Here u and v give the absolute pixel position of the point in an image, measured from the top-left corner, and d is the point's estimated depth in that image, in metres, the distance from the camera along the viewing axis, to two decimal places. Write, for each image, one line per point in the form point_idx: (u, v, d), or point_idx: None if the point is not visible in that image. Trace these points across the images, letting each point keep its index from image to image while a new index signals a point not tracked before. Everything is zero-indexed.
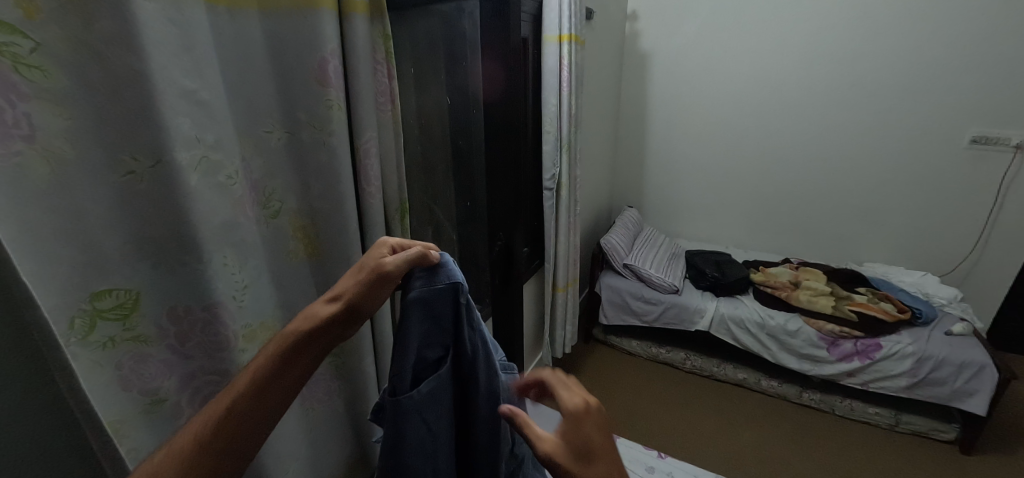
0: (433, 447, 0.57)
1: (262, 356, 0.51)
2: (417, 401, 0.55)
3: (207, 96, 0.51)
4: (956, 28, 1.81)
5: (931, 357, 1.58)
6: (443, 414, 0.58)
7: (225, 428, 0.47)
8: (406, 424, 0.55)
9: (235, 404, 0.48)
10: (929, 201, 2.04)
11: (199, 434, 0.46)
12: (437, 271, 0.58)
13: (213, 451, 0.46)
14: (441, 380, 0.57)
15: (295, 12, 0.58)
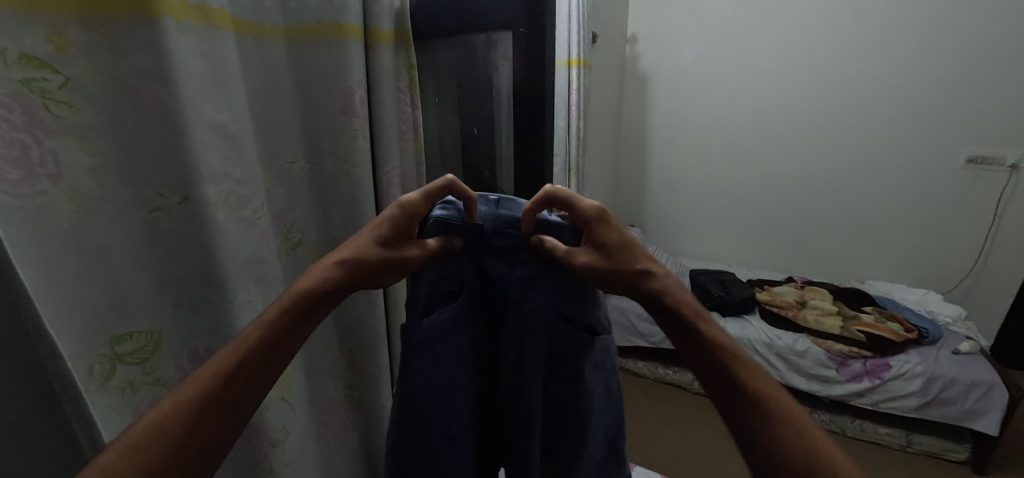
0: (442, 392, 0.48)
1: (281, 298, 0.44)
2: (432, 332, 0.47)
3: (236, 129, 0.49)
4: (946, 53, 1.88)
5: (941, 376, 1.57)
6: (460, 354, 0.50)
7: (234, 378, 0.40)
8: (418, 358, 0.47)
9: (249, 352, 0.41)
10: (928, 219, 2.06)
11: (207, 384, 0.39)
12: (455, 248, 0.48)
13: (224, 404, 0.39)
14: (458, 313, 0.49)
15: (322, 42, 0.58)
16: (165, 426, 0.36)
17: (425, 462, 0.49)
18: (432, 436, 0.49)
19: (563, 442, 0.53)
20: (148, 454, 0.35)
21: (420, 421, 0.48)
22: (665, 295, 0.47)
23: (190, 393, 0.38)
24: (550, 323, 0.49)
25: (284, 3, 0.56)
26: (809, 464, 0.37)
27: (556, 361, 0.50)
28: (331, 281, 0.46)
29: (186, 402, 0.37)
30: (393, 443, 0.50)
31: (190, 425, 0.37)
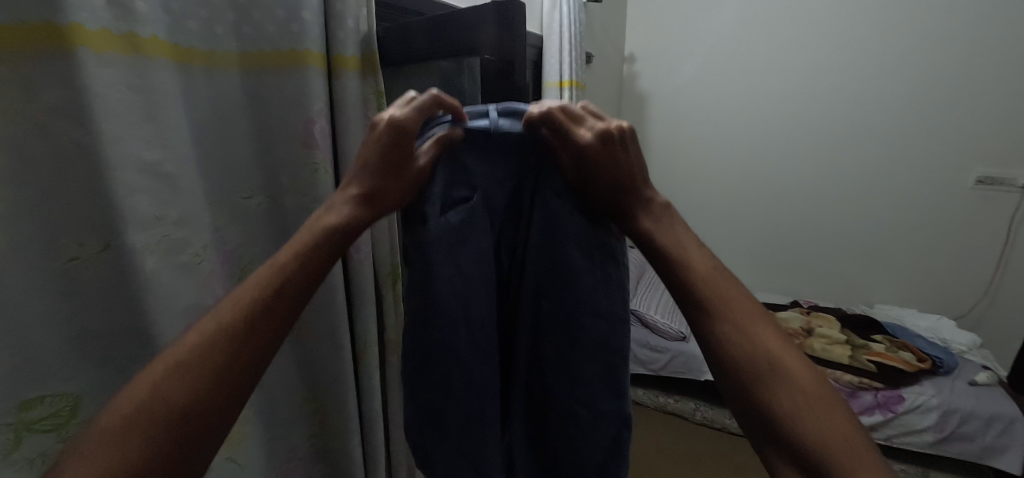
0: (462, 307, 0.43)
1: (313, 227, 0.37)
2: (444, 232, 0.41)
3: (171, 167, 0.45)
4: (948, 72, 1.84)
5: (958, 410, 1.49)
6: (480, 258, 0.44)
7: (261, 328, 0.32)
8: (431, 259, 0.40)
9: (282, 293, 0.34)
10: (937, 241, 1.99)
11: (232, 325, 0.31)
12: (455, 140, 0.43)
13: (248, 355, 0.31)
14: (473, 216, 0.43)
15: (280, 71, 0.53)
16: (179, 387, 0.29)
17: (448, 375, 0.44)
18: (455, 345, 0.43)
19: (576, 372, 0.45)
20: (165, 424, 0.28)
21: (438, 330, 0.42)
22: (640, 222, 0.39)
23: (207, 344, 0.30)
24: (555, 232, 0.43)
25: (239, 28, 0.52)
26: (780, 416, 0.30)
27: (564, 276, 0.43)
28: (349, 210, 0.38)
29: (206, 357, 0.30)
30: (411, 351, 0.44)
31: (221, 384, 0.30)
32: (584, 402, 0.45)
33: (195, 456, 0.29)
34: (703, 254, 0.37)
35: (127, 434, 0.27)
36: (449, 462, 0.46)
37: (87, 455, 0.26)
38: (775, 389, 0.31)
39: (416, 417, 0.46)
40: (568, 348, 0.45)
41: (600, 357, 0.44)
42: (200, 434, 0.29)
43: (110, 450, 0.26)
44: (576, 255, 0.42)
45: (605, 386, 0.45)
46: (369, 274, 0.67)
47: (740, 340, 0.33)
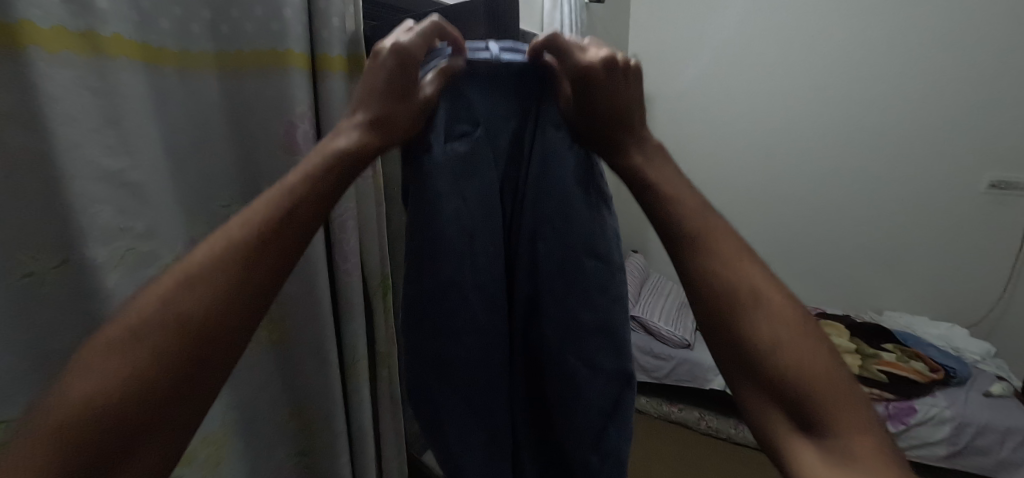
0: (468, 242, 0.40)
1: (324, 150, 0.35)
2: (446, 160, 0.40)
3: (137, 175, 0.42)
4: (960, 74, 1.79)
5: (973, 422, 1.44)
6: (486, 195, 0.42)
7: (266, 248, 0.30)
8: (436, 186, 0.39)
9: (290, 213, 0.32)
10: (949, 248, 1.94)
11: (241, 239, 0.30)
12: (456, 72, 0.42)
13: (262, 272, 0.30)
14: (477, 147, 0.42)
15: (260, 71, 0.50)
16: (182, 303, 0.27)
17: (451, 318, 0.41)
18: (460, 281, 0.40)
19: (582, 319, 0.42)
20: (168, 341, 0.26)
21: (439, 262, 0.39)
22: (630, 157, 0.39)
23: (212, 262, 0.28)
24: (552, 168, 0.41)
25: (216, 28, 0.49)
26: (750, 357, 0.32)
27: (564, 214, 0.41)
28: (359, 134, 0.36)
29: (211, 274, 0.28)
30: (415, 289, 0.41)
31: (227, 303, 0.28)
32: (584, 355, 0.42)
33: (203, 380, 0.27)
34: (693, 197, 0.38)
35: (130, 347, 0.25)
36: (455, 418, 0.42)
37: (83, 368, 0.24)
38: (758, 326, 0.32)
39: (420, 368, 0.43)
40: (566, 293, 0.41)
41: (598, 300, 0.42)
42: (205, 356, 0.27)
43: (109, 363, 0.25)
44: (575, 190, 0.41)
45: (602, 337, 0.42)
46: (357, 286, 0.64)
47: (726, 275, 0.34)
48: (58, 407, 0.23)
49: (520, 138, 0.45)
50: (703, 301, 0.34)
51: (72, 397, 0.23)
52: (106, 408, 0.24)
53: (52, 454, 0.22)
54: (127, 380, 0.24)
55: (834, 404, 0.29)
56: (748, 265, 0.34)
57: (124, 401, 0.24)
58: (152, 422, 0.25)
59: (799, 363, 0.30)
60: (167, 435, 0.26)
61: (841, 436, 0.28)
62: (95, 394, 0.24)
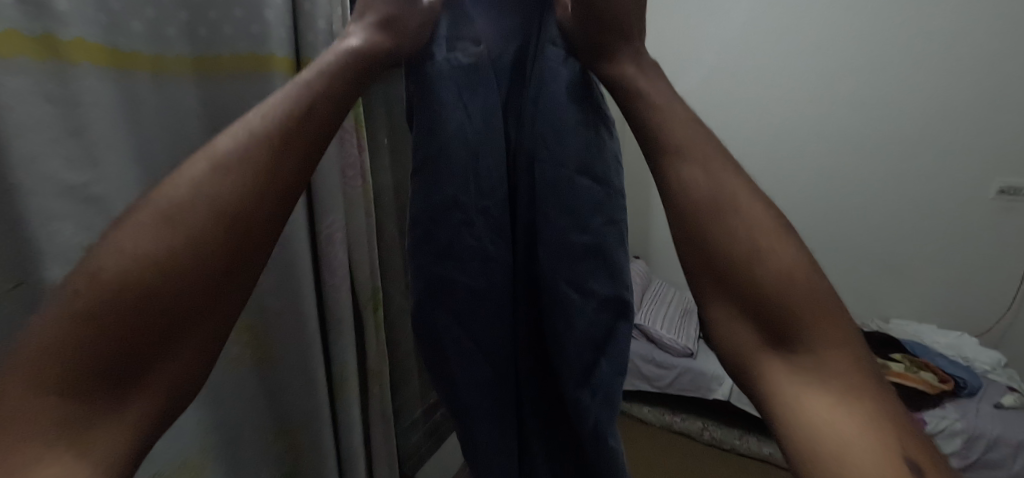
0: (466, 153, 0.37)
1: (338, 58, 0.33)
2: (442, 68, 0.37)
3: (102, 189, 0.39)
4: (968, 79, 1.77)
5: (984, 435, 1.40)
6: (487, 106, 0.38)
7: (296, 152, 0.28)
8: (435, 92, 0.36)
9: (317, 118, 0.30)
10: (955, 254, 1.91)
11: (257, 134, 0.28)
12: None
13: (287, 170, 0.28)
14: (480, 58, 0.39)
15: (241, 78, 0.48)
16: (213, 199, 0.25)
17: (451, 241, 0.37)
18: (461, 199, 0.37)
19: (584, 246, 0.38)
20: (202, 237, 0.24)
21: (437, 177, 0.36)
22: (622, 66, 0.39)
23: (236, 157, 0.27)
24: (550, 79, 0.38)
25: (193, 30, 0.46)
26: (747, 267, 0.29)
27: (564, 129, 0.37)
28: (366, 43, 0.35)
29: (241, 170, 0.26)
30: (415, 209, 0.38)
31: (259, 204, 0.26)
32: (586, 289, 0.38)
33: (233, 287, 0.26)
34: (680, 107, 0.36)
35: (158, 235, 0.23)
36: (461, 361, 0.39)
37: (108, 260, 0.22)
38: (737, 233, 0.30)
39: (425, 304, 0.39)
40: (567, 218, 0.37)
41: (597, 224, 0.38)
42: (237, 259, 0.26)
43: (137, 254, 0.23)
44: (572, 106, 0.38)
45: (600, 266, 0.39)
46: (345, 301, 0.61)
47: (704, 187, 0.32)
48: (87, 299, 0.21)
49: (523, 60, 0.42)
50: (685, 213, 0.32)
51: (102, 288, 0.21)
52: (141, 302, 0.22)
53: (81, 343, 0.20)
54: (161, 274, 0.23)
55: (813, 317, 0.27)
56: (731, 175, 0.32)
57: (160, 296, 0.22)
58: (183, 322, 0.24)
59: (779, 274, 0.28)
60: (197, 341, 0.24)
61: (816, 348, 0.26)
62: (130, 287, 0.22)
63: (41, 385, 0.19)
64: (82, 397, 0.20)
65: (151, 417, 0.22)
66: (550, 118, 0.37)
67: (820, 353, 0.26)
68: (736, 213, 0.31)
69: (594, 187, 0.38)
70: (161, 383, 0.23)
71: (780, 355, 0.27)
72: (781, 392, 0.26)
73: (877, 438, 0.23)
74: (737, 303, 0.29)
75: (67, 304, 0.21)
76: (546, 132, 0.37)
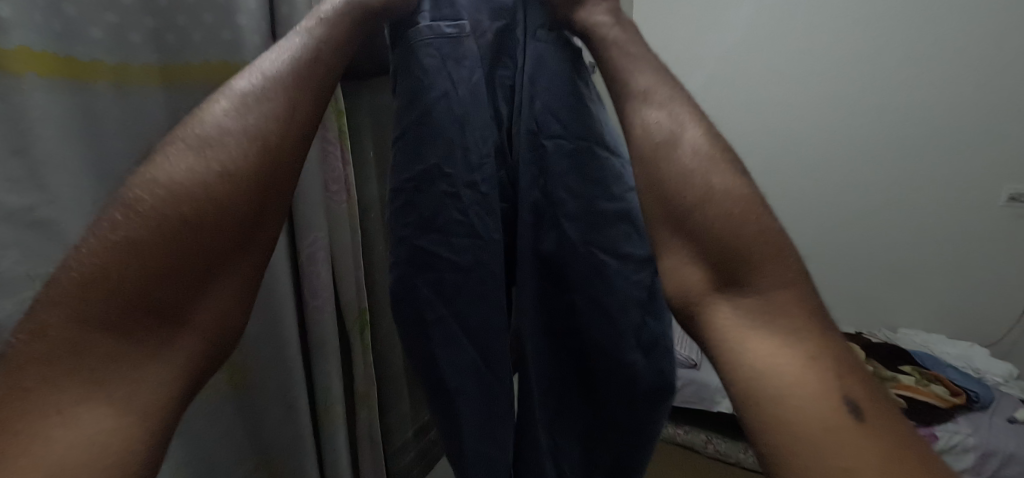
0: (454, 132, 0.41)
1: (325, 23, 0.35)
2: (430, 49, 0.41)
3: (53, 212, 0.36)
4: (976, 83, 1.73)
5: (998, 451, 1.35)
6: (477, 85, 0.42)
7: (302, 107, 0.31)
8: (424, 74, 0.41)
9: (311, 77, 0.32)
10: (964, 262, 1.87)
11: (265, 99, 0.30)
12: None
13: (294, 132, 0.30)
14: (465, 36, 0.42)
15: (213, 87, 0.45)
16: (232, 145, 0.27)
17: (435, 212, 0.42)
18: (444, 169, 0.41)
19: (594, 206, 0.42)
20: (228, 178, 0.26)
21: (424, 150, 0.41)
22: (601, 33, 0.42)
23: (252, 116, 0.29)
24: (543, 61, 0.43)
25: (161, 37, 0.43)
26: (701, 218, 0.30)
27: (566, 103, 0.42)
28: (344, 8, 0.37)
29: (254, 121, 0.28)
30: (405, 177, 0.43)
31: (276, 150, 0.29)
32: (609, 246, 0.42)
33: (262, 225, 0.28)
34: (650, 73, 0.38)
35: (186, 187, 0.25)
36: (445, 332, 0.43)
37: (141, 199, 0.24)
38: (691, 175, 0.32)
39: (417, 268, 0.43)
40: (576, 182, 0.42)
41: (604, 185, 0.43)
42: (264, 199, 0.28)
43: (169, 196, 0.24)
44: (558, 79, 0.42)
45: (627, 224, 0.43)
46: (329, 323, 0.57)
47: (663, 124, 0.35)
48: (124, 251, 0.22)
49: (507, 37, 0.46)
50: (643, 174, 0.34)
51: (137, 226, 0.23)
52: (178, 240, 0.24)
53: (132, 283, 0.22)
54: (195, 211, 0.24)
55: (760, 245, 0.28)
56: (693, 118, 0.35)
57: (195, 234, 0.24)
58: (222, 258, 0.26)
59: (727, 209, 0.30)
60: (235, 275, 0.27)
61: (762, 285, 0.27)
62: (165, 224, 0.24)
63: (91, 319, 0.21)
64: (133, 330, 0.22)
65: (208, 340, 0.25)
66: (552, 95, 0.42)
67: (766, 293, 0.27)
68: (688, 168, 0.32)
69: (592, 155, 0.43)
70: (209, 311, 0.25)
71: (728, 301, 0.28)
72: (726, 334, 0.27)
73: (814, 370, 0.23)
74: (687, 237, 0.31)
75: (101, 243, 0.22)
76: (545, 107, 0.42)
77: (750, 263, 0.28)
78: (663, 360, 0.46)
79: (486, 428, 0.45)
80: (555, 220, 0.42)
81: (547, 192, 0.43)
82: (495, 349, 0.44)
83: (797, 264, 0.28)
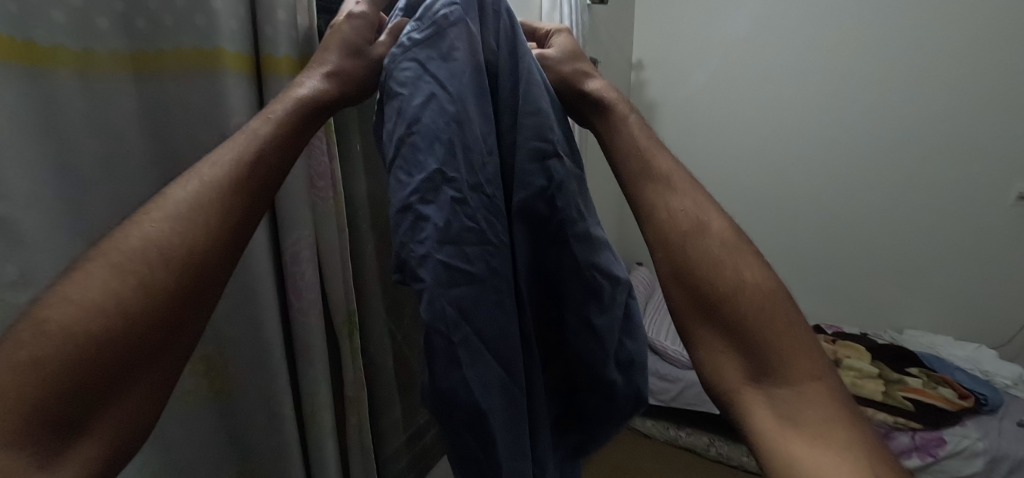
0: (453, 134, 0.38)
1: (274, 121, 0.36)
2: (405, 62, 0.40)
3: (6, 208, 0.33)
4: (985, 79, 1.69)
5: (1008, 455, 1.32)
6: (471, 88, 0.40)
7: (253, 185, 0.33)
8: (399, 88, 0.39)
9: (262, 161, 0.34)
10: (970, 262, 1.84)
11: (215, 181, 0.32)
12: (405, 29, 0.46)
13: (236, 214, 0.32)
14: (453, 35, 0.41)
15: (184, 76, 0.42)
16: (158, 253, 0.28)
17: (448, 222, 0.37)
18: (448, 174, 0.38)
19: (587, 226, 0.44)
20: (140, 296, 0.26)
21: (422, 156, 0.38)
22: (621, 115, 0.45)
23: (195, 200, 0.31)
24: (528, 69, 0.43)
25: (131, 22, 0.40)
26: (740, 314, 0.34)
27: (555, 120, 0.44)
28: (296, 107, 0.37)
29: (176, 234, 0.29)
30: (409, 190, 0.37)
31: (203, 260, 0.29)
32: (603, 268, 0.44)
33: (175, 339, 0.28)
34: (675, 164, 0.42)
35: (124, 277, 0.26)
36: (469, 350, 0.38)
37: (70, 293, 0.25)
38: (724, 269, 0.36)
39: (443, 288, 0.37)
40: (580, 202, 0.44)
41: (586, 208, 0.46)
42: (176, 313, 0.28)
43: (81, 310, 0.24)
44: (543, 90, 0.43)
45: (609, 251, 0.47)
46: (313, 327, 0.54)
47: (688, 211, 0.39)
48: (57, 343, 0.23)
49: (485, 36, 0.45)
50: (681, 266, 0.37)
51: (45, 348, 0.23)
52: (121, 320, 0.25)
53: (65, 373, 0.23)
54: (103, 330, 0.24)
55: (782, 336, 0.34)
56: (713, 208, 0.40)
57: (96, 353, 0.24)
58: (130, 372, 0.25)
59: (758, 303, 0.35)
60: (141, 389, 0.26)
61: (792, 378, 0.32)
62: (67, 346, 0.23)
63: None
64: (72, 412, 0.23)
65: (99, 462, 0.24)
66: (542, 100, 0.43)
67: (794, 384, 0.32)
68: (720, 257, 0.37)
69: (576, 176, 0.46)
70: (105, 430, 0.24)
71: (761, 392, 0.32)
72: (762, 431, 0.31)
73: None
74: (720, 330, 0.35)
75: (35, 331, 0.23)
76: (536, 108, 0.42)
77: (774, 356, 0.33)
78: (637, 379, 0.51)
79: (514, 441, 0.42)
80: (564, 240, 0.43)
81: (553, 204, 0.42)
82: (514, 357, 0.42)
83: (820, 361, 0.34)
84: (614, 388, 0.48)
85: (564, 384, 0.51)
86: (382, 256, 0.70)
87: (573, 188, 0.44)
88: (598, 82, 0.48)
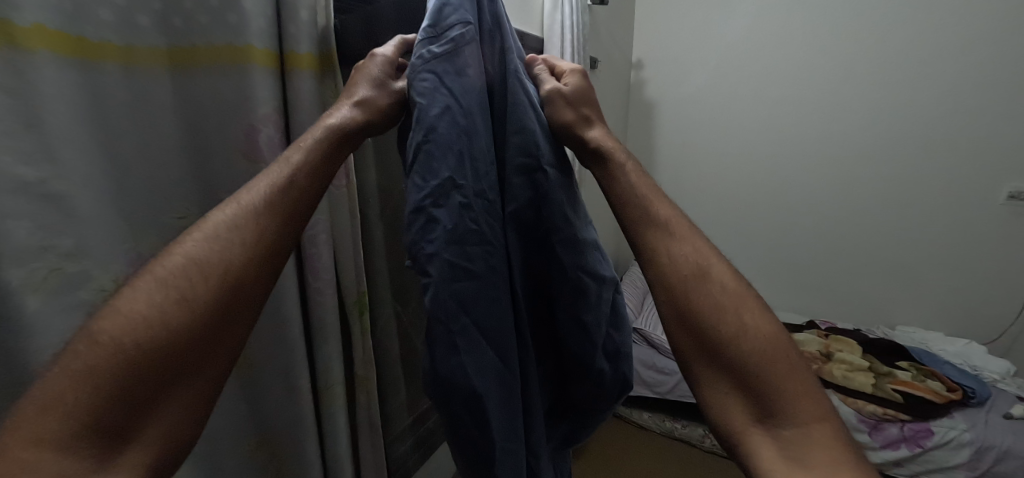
0: (461, 144, 0.42)
1: (303, 150, 0.39)
2: (424, 73, 0.43)
3: (61, 186, 0.36)
4: (979, 80, 1.72)
5: (994, 446, 1.36)
6: (474, 99, 0.44)
7: (281, 208, 0.36)
8: (418, 97, 0.42)
9: (291, 186, 0.37)
10: (962, 260, 1.87)
11: (248, 206, 0.35)
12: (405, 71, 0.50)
13: (266, 236, 0.35)
14: (460, 47, 0.44)
15: (215, 70, 0.46)
16: (194, 275, 0.31)
17: (455, 223, 0.41)
18: (458, 181, 0.41)
19: (574, 232, 0.46)
20: (183, 310, 0.30)
21: (436, 164, 0.41)
22: (621, 165, 0.46)
23: (228, 225, 0.34)
24: (525, 86, 0.46)
25: (168, 20, 0.44)
26: (746, 354, 0.36)
27: (546, 132, 0.47)
28: (322, 136, 0.41)
29: (212, 256, 0.32)
30: (422, 194, 0.41)
31: (234, 281, 0.32)
32: (590, 269, 0.47)
33: (215, 347, 0.31)
34: (677, 218, 0.43)
35: (167, 295, 0.30)
36: (468, 339, 0.42)
37: (122, 307, 0.29)
38: (726, 312, 0.37)
39: (447, 283, 0.41)
40: (569, 209, 0.47)
41: (579, 214, 0.49)
42: (212, 327, 0.31)
43: (129, 325, 0.28)
44: (532, 104, 0.46)
45: (598, 252, 0.50)
46: (326, 306, 0.58)
47: (689, 258, 0.40)
48: (106, 355, 0.27)
49: (486, 46, 0.48)
50: (686, 307, 0.38)
51: (99, 358, 0.27)
52: (161, 334, 0.29)
53: (117, 382, 0.27)
54: (146, 342, 0.28)
55: (788, 379, 0.35)
56: (715, 256, 0.41)
57: (145, 366, 0.28)
58: (169, 381, 0.29)
59: (759, 349, 0.36)
60: (188, 390, 0.30)
61: (800, 421, 0.33)
62: (117, 359, 0.27)
63: (53, 432, 0.25)
64: (123, 414, 0.27)
65: (146, 463, 0.27)
66: (534, 114, 0.46)
67: (801, 424, 0.33)
68: (722, 298, 0.38)
69: (569, 187, 0.49)
70: (151, 436, 0.28)
71: (769, 433, 0.34)
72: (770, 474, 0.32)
73: None
74: (721, 371, 0.36)
75: (93, 342, 0.27)
76: (528, 124, 0.45)
77: (783, 398, 0.34)
78: (623, 368, 0.54)
79: (508, 425, 0.45)
80: (551, 244, 0.46)
81: (540, 212, 0.46)
82: (509, 346, 0.45)
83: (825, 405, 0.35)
84: (601, 378, 0.51)
85: (557, 376, 0.55)
86: (390, 243, 0.74)
87: (563, 197, 0.46)
88: (598, 132, 0.48)
